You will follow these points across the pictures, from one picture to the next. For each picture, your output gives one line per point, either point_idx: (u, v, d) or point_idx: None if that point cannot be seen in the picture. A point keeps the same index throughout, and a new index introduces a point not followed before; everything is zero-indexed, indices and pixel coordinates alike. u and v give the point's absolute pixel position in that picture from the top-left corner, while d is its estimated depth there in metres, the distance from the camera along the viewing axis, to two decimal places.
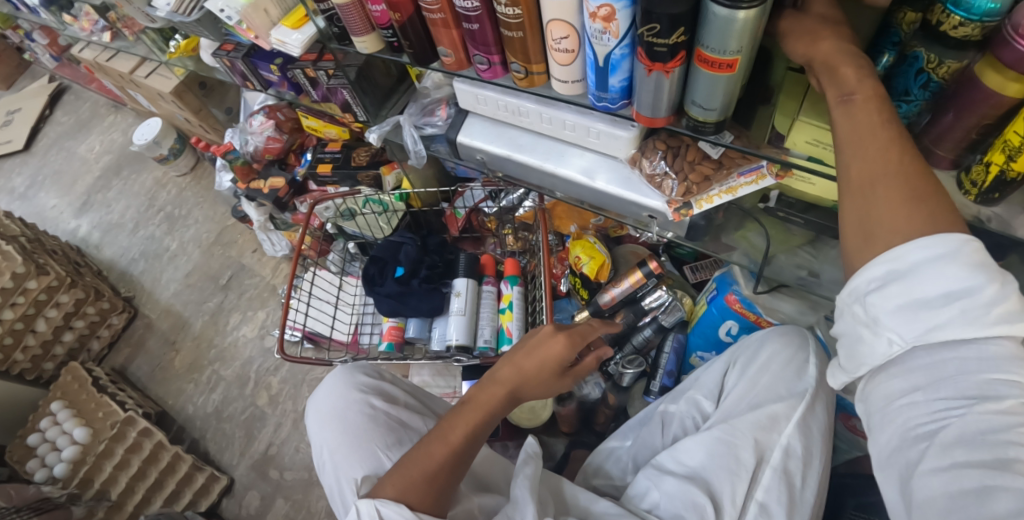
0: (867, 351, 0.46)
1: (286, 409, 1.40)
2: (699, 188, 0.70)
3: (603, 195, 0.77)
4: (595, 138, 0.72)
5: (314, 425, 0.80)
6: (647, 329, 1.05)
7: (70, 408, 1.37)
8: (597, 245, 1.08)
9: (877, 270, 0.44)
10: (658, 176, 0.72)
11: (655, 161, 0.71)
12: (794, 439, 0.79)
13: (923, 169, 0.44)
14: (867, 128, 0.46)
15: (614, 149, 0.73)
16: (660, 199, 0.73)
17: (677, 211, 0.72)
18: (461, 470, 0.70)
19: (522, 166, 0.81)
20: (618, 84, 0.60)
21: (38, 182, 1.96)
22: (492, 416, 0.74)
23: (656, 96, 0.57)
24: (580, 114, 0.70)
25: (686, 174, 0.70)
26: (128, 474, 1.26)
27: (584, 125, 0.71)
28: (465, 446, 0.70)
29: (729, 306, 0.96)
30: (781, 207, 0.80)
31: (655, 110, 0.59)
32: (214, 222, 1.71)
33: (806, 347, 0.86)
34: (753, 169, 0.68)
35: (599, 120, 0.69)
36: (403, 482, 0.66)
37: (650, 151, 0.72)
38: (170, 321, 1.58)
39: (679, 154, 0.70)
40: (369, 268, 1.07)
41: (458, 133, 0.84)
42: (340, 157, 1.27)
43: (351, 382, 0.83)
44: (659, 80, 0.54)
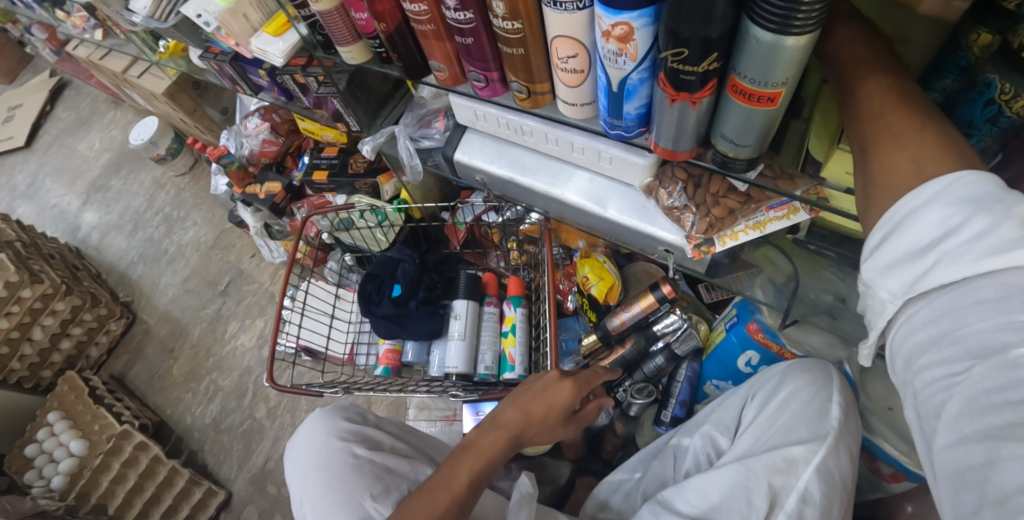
0: (872, 314, 0.41)
1: (284, 422, 1.36)
2: (722, 223, 0.64)
3: (616, 226, 0.70)
4: (607, 163, 0.65)
5: (296, 480, 0.80)
6: (659, 357, 0.98)
7: (67, 419, 1.34)
8: (607, 265, 1.00)
9: (874, 236, 0.40)
10: (676, 209, 0.65)
11: (673, 193, 0.65)
12: (813, 485, 0.71)
13: (914, 120, 0.40)
14: (858, 93, 0.43)
15: (628, 177, 0.66)
16: (679, 233, 0.67)
17: (696, 248, 0.66)
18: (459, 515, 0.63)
19: (526, 190, 0.74)
20: (633, 111, 0.53)
21: (39, 179, 1.92)
22: (493, 463, 0.68)
23: (677, 128, 0.52)
24: (591, 137, 0.63)
25: (708, 208, 0.63)
26: (125, 488, 1.24)
27: (595, 149, 0.64)
28: (467, 494, 0.64)
29: (750, 335, 0.90)
30: (812, 239, 0.75)
31: (678, 142, 0.53)
32: (213, 226, 1.66)
33: (830, 386, 0.79)
34: (783, 203, 0.61)
35: (614, 145, 0.62)
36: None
37: (669, 180, 0.64)
38: (168, 328, 1.54)
39: (701, 185, 0.63)
40: (365, 286, 1.01)
41: (456, 150, 0.76)
42: (337, 162, 1.20)
43: (333, 429, 0.83)
44: (684, 111, 0.49)
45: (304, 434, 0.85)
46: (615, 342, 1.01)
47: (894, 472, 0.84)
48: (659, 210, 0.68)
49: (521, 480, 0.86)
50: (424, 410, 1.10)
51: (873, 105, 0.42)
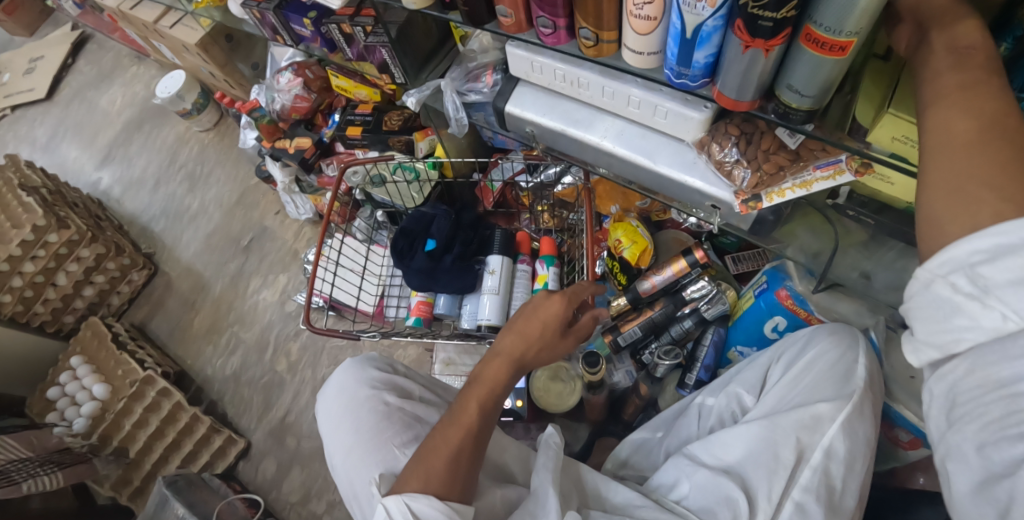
0: (961, 322, 0.37)
1: (304, 377, 1.38)
2: (772, 179, 0.65)
3: (665, 181, 0.71)
4: (661, 118, 0.67)
5: (328, 434, 0.81)
6: (687, 321, 1.01)
7: (90, 364, 1.36)
8: (640, 229, 1.02)
9: (986, 239, 0.35)
10: (727, 164, 0.67)
11: (726, 148, 0.66)
12: (837, 440, 0.74)
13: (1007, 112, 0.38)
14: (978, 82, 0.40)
15: (681, 132, 0.67)
16: (727, 188, 0.68)
17: (744, 203, 0.67)
18: (483, 439, 0.66)
19: (576, 143, 0.74)
20: (702, 59, 0.54)
21: (61, 133, 1.92)
22: (499, 392, 0.70)
23: (744, 78, 0.53)
24: (648, 90, 0.65)
25: (759, 163, 0.65)
26: (146, 433, 1.27)
27: (652, 103, 0.65)
28: (482, 418, 0.67)
29: (779, 302, 0.95)
30: (852, 205, 0.76)
31: (742, 93, 0.55)
32: (237, 182, 1.66)
33: (856, 349, 0.82)
34: (831, 162, 0.62)
35: (671, 99, 0.64)
36: (424, 473, 0.62)
37: (721, 136, 0.66)
38: (190, 281, 1.56)
39: (753, 142, 0.65)
40: (398, 241, 1.02)
41: (507, 102, 0.77)
42: (371, 120, 1.21)
43: (363, 377, 0.84)
44: (755, 59, 0.50)
45: (331, 389, 0.85)
46: (644, 305, 1.04)
47: (912, 438, 0.86)
48: (705, 164, 0.69)
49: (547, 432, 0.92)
50: (450, 365, 1.12)
51: (985, 98, 0.39)
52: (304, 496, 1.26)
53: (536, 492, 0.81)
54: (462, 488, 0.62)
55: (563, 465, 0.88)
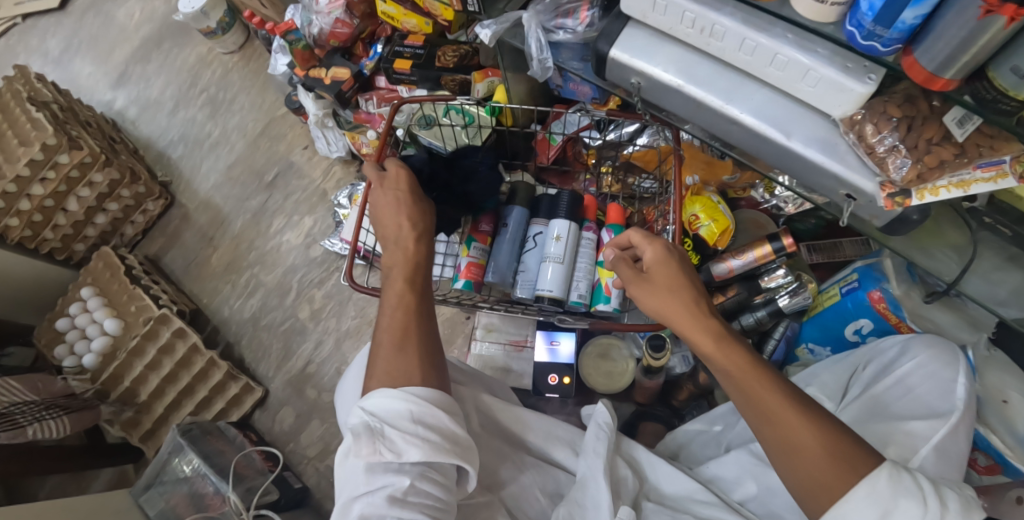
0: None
1: (328, 326, 1.30)
2: (931, 176, 0.56)
3: (795, 161, 0.61)
4: (808, 86, 0.56)
5: (347, 417, 0.75)
6: (761, 311, 0.90)
7: (101, 297, 1.27)
8: (721, 206, 0.92)
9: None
10: (881, 150, 0.56)
11: (884, 131, 0.55)
12: (929, 462, 0.67)
13: (759, 377, 0.55)
14: (694, 336, 0.59)
15: (828, 104, 0.56)
16: (872, 177, 0.58)
17: (890, 198, 0.58)
18: (420, 314, 0.67)
19: (691, 104, 0.63)
20: (910, 20, 0.45)
21: (73, 46, 1.75)
22: (417, 264, 0.71)
23: (956, 48, 0.44)
24: (801, 51, 0.54)
25: (919, 154, 0.55)
26: (160, 375, 1.20)
27: (801, 67, 0.55)
28: (410, 293, 0.68)
29: (869, 303, 0.87)
30: (989, 212, 0.67)
31: (945, 67, 0.46)
32: (262, 111, 1.53)
33: (954, 364, 0.76)
34: (994, 162, 0.55)
35: (829, 64, 0.53)
36: (390, 371, 0.61)
37: (880, 116, 0.55)
38: (208, 216, 1.46)
39: (914, 127, 0.55)
40: None
41: (611, 45, 0.65)
42: (423, 53, 1.08)
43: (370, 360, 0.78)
44: (988, 26, 0.41)
45: (352, 370, 0.80)
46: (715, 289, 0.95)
47: (990, 463, 0.79)
48: (846, 145, 0.58)
49: (597, 411, 0.85)
50: (492, 332, 1.04)
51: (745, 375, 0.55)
52: (322, 451, 1.21)
53: (585, 480, 0.75)
54: (424, 375, 0.62)
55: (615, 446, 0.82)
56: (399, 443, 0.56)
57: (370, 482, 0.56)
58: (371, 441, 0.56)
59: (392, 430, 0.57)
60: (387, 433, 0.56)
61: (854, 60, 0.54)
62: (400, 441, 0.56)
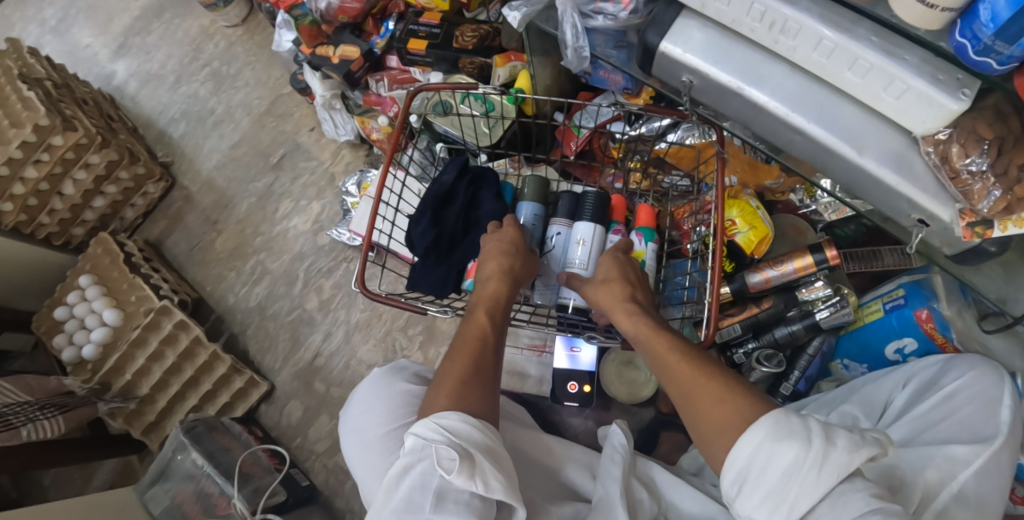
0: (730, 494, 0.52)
1: (337, 318, 1.25)
2: (1023, 205, 0.48)
3: (865, 179, 0.54)
4: (889, 97, 0.49)
5: (355, 459, 0.74)
6: (796, 324, 0.85)
7: (100, 285, 1.22)
8: (760, 212, 0.85)
9: (729, 478, 0.51)
10: (966, 174, 0.50)
11: (971, 155, 0.49)
12: (968, 488, 0.64)
13: (665, 339, 0.63)
14: (616, 315, 0.69)
15: (909, 119, 0.50)
16: (951, 203, 0.52)
17: (969, 227, 0.52)
18: (496, 355, 0.67)
19: (748, 108, 0.56)
20: None
21: (71, 14, 1.66)
22: (503, 304, 0.72)
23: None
24: (889, 57, 0.47)
25: (1010, 183, 0.48)
26: (163, 367, 1.16)
27: (886, 74, 0.48)
28: (489, 328, 0.68)
29: (915, 322, 0.81)
30: None
31: None
32: (268, 88, 1.45)
33: (1000, 388, 0.71)
34: None
35: (919, 74, 0.47)
36: (455, 393, 0.61)
37: (970, 136, 0.49)
38: (212, 198, 1.39)
39: (1005, 150, 0.48)
40: (463, 190, 0.86)
41: (662, 37, 0.57)
42: (439, 33, 1.00)
43: (391, 390, 0.77)
44: None
45: (358, 401, 0.79)
46: (749, 299, 0.89)
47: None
48: (925, 165, 0.52)
49: (612, 432, 0.85)
50: (512, 335, 1.01)
51: (656, 336, 0.64)
52: (331, 447, 1.17)
53: (601, 505, 0.74)
54: (491, 411, 0.62)
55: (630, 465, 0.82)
56: (487, 475, 0.55)
57: (437, 510, 0.54)
58: (463, 462, 0.55)
59: (480, 458, 0.56)
60: (477, 460, 0.56)
61: (946, 70, 0.47)
62: (487, 472, 0.56)
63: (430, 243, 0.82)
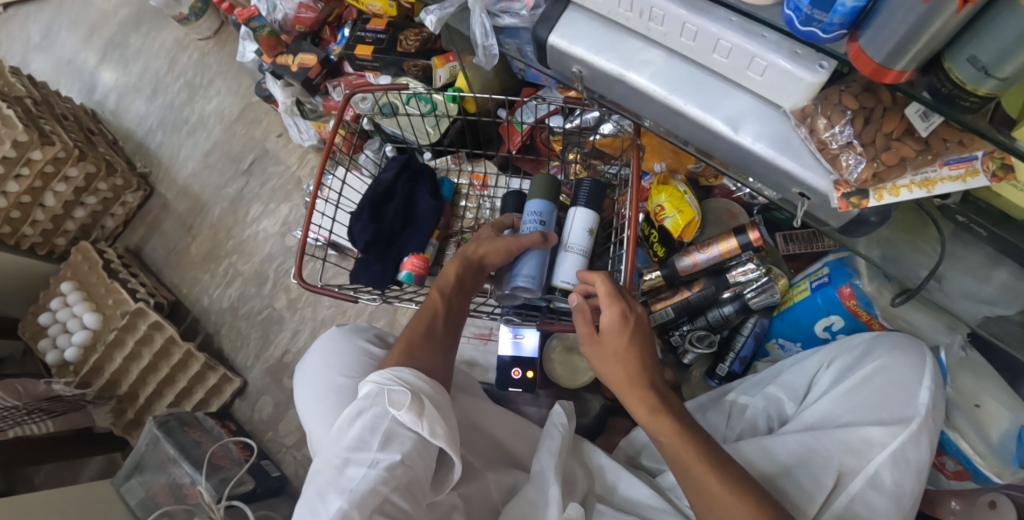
0: None
1: (304, 316, 1.29)
2: (887, 174, 0.49)
3: (747, 157, 0.54)
4: (757, 74, 0.50)
5: (307, 409, 0.77)
6: (727, 306, 0.89)
7: (81, 290, 1.28)
8: (688, 196, 0.88)
9: None
10: (836, 146, 0.50)
11: (838, 125, 0.49)
12: (884, 470, 0.67)
13: (694, 444, 0.58)
14: (631, 402, 0.63)
15: (779, 94, 0.51)
16: (826, 175, 0.51)
17: (845, 198, 0.51)
18: (450, 329, 0.72)
19: (634, 93, 0.58)
20: (849, 4, 0.38)
21: (55, 30, 1.73)
22: (462, 286, 0.76)
23: (909, 37, 0.36)
24: (747, 36, 0.49)
25: (876, 151, 0.49)
26: (139, 367, 1.21)
27: (747, 53, 0.49)
28: (444, 306, 0.73)
29: (840, 300, 0.83)
30: (965, 209, 0.62)
31: (895, 59, 0.38)
32: (238, 97, 1.51)
33: (921, 369, 0.73)
34: (964, 158, 0.48)
35: (775, 51, 0.48)
36: (406, 354, 0.66)
37: (834, 108, 0.49)
38: (187, 204, 1.45)
39: (872, 120, 0.49)
40: (399, 184, 0.91)
41: (551, 31, 0.60)
42: (384, 38, 1.04)
43: (349, 346, 0.80)
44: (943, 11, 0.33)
45: (316, 353, 0.82)
46: (681, 283, 0.91)
47: (958, 468, 0.81)
48: (799, 140, 0.52)
49: (554, 411, 0.87)
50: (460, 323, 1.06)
51: (682, 439, 0.59)
52: (299, 440, 1.22)
53: (538, 479, 0.76)
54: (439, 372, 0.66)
55: (570, 448, 0.85)
56: (434, 420, 0.58)
57: (384, 448, 0.55)
58: (413, 403, 0.58)
59: (430, 405, 0.59)
60: (426, 403, 0.59)
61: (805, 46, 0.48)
62: (434, 418, 0.58)
63: (371, 237, 0.86)
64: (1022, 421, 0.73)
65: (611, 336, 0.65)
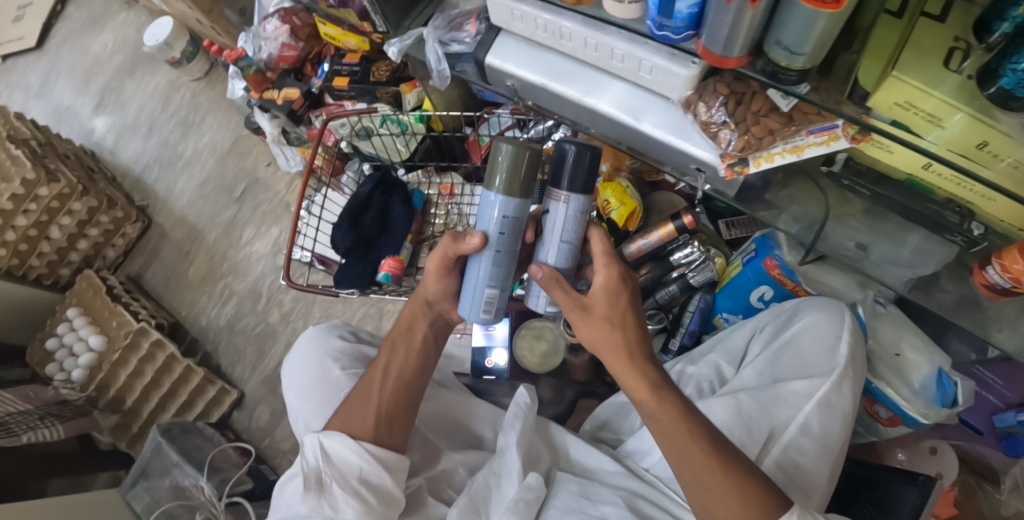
0: None
1: (296, 327, 1.39)
2: (760, 143, 0.60)
3: (650, 140, 0.67)
4: (647, 74, 0.61)
5: (295, 395, 0.86)
6: (673, 286, 1.00)
7: (86, 315, 1.37)
8: (629, 190, 0.99)
9: None
10: (714, 125, 0.62)
11: (714, 107, 0.61)
12: (812, 417, 0.77)
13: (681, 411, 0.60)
14: (624, 372, 0.64)
15: (667, 89, 0.62)
16: (713, 150, 0.64)
17: (729, 167, 0.63)
18: (398, 383, 0.74)
19: (558, 98, 0.70)
20: (685, 9, 0.49)
21: (53, 79, 1.85)
22: (416, 340, 0.77)
23: (731, 33, 0.46)
24: (633, 42, 0.59)
25: (746, 126, 0.60)
26: (143, 382, 1.30)
27: (636, 57, 0.60)
28: (391, 362, 0.75)
29: (767, 271, 0.93)
30: (847, 174, 0.71)
31: (728, 49, 0.48)
32: (229, 131, 1.63)
33: (841, 324, 0.83)
34: (827, 127, 0.57)
35: (656, 53, 0.58)
36: (343, 419, 0.71)
37: (709, 94, 0.60)
38: (184, 232, 1.56)
39: (743, 102, 0.60)
40: (373, 194, 1.02)
41: (487, 53, 0.72)
42: (359, 70, 1.17)
43: (329, 341, 0.90)
44: (742, 11, 0.43)
45: (299, 347, 0.91)
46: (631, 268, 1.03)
47: (891, 416, 0.89)
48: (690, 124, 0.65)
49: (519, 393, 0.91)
50: None
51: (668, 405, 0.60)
52: (295, 445, 1.30)
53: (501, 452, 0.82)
54: (376, 429, 0.70)
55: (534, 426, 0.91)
56: (335, 501, 0.64)
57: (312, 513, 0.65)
58: (314, 488, 0.64)
59: (333, 487, 0.64)
60: (330, 488, 0.64)
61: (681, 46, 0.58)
62: (336, 499, 0.64)
63: (351, 244, 0.99)
64: (937, 364, 0.85)
65: (601, 302, 0.64)
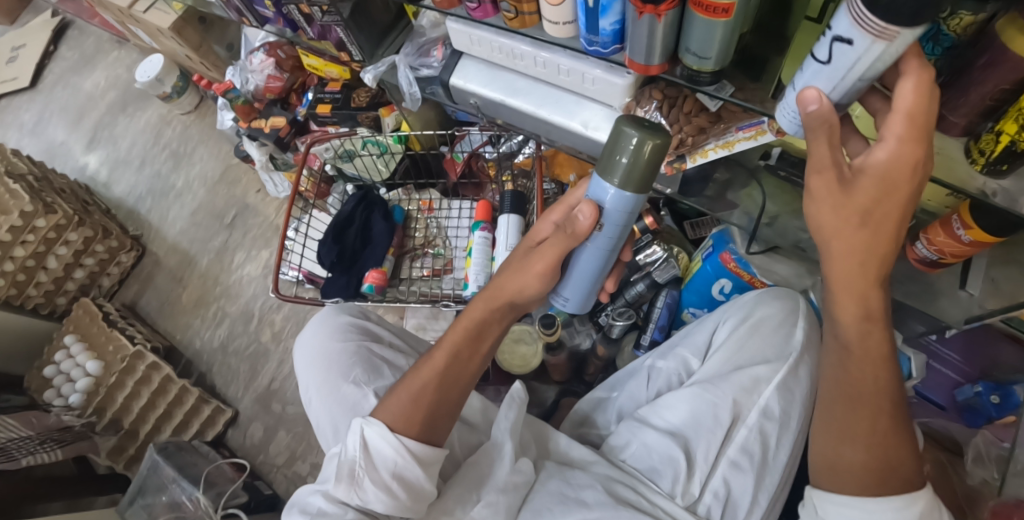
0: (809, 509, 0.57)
1: (288, 345, 1.44)
2: (695, 141, 0.68)
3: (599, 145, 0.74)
4: (591, 84, 0.69)
5: (304, 368, 0.90)
6: (640, 284, 1.08)
7: (82, 341, 1.42)
8: None
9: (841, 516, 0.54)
10: None
11: (649, 111, 0.68)
12: (772, 400, 0.81)
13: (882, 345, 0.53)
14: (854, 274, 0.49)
15: (609, 97, 0.70)
16: None
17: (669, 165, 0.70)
18: (455, 372, 0.69)
19: (516, 112, 0.78)
20: (608, 27, 0.57)
21: (47, 117, 1.92)
22: (480, 325, 0.72)
23: (649, 43, 0.54)
24: (575, 58, 0.67)
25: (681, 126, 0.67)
26: (139, 403, 1.33)
27: (580, 70, 0.67)
28: (460, 344, 0.70)
29: (724, 264, 1.00)
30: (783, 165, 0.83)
31: (649, 57, 0.56)
32: (219, 160, 1.70)
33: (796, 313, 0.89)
34: (754, 123, 0.62)
35: (595, 67, 0.66)
36: (396, 407, 0.67)
37: (645, 100, 0.68)
38: (177, 259, 1.61)
39: (676, 105, 0.67)
40: (355, 210, 1.09)
41: (452, 75, 0.80)
42: (340, 97, 1.25)
43: (336, 320, 0.93)
44: (651, 24, 0.51)
45: (314, 324, 0.95)
46: None
47: None
48: None
49: (513, 387, 0.86)
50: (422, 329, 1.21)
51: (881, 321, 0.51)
52: (289, 458, 1.33)
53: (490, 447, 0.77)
54: (421, 424, 0.66)
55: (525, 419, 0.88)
56: (366, 492, 0.60)
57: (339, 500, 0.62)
58: (348, 479, 0.61)
59: (367, 480, 0.61)
60: (364, 480, 0.61)
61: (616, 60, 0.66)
62: (367, 491, 0.60)
63: (335, 258, 1.05)
64: None
65: (875, 181, 0.45)
